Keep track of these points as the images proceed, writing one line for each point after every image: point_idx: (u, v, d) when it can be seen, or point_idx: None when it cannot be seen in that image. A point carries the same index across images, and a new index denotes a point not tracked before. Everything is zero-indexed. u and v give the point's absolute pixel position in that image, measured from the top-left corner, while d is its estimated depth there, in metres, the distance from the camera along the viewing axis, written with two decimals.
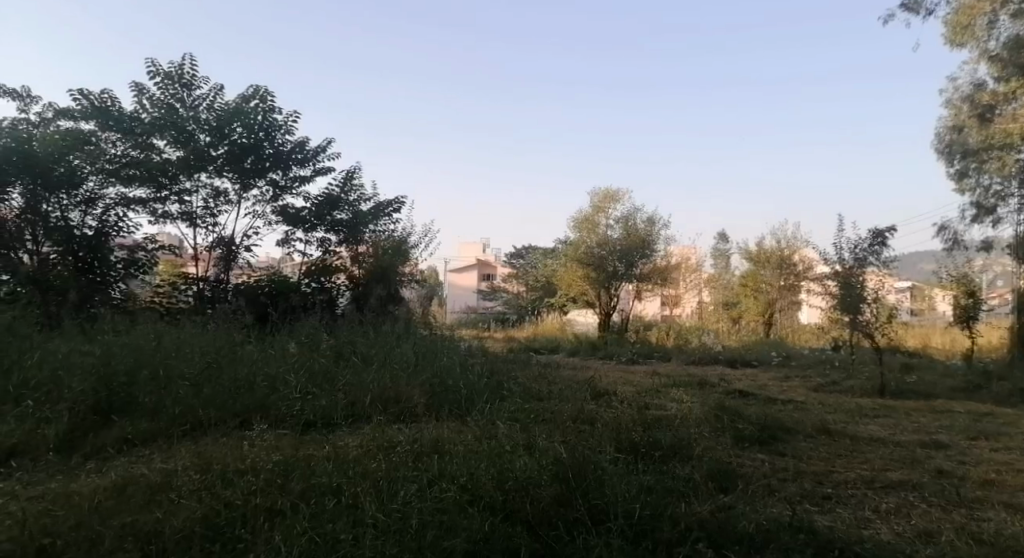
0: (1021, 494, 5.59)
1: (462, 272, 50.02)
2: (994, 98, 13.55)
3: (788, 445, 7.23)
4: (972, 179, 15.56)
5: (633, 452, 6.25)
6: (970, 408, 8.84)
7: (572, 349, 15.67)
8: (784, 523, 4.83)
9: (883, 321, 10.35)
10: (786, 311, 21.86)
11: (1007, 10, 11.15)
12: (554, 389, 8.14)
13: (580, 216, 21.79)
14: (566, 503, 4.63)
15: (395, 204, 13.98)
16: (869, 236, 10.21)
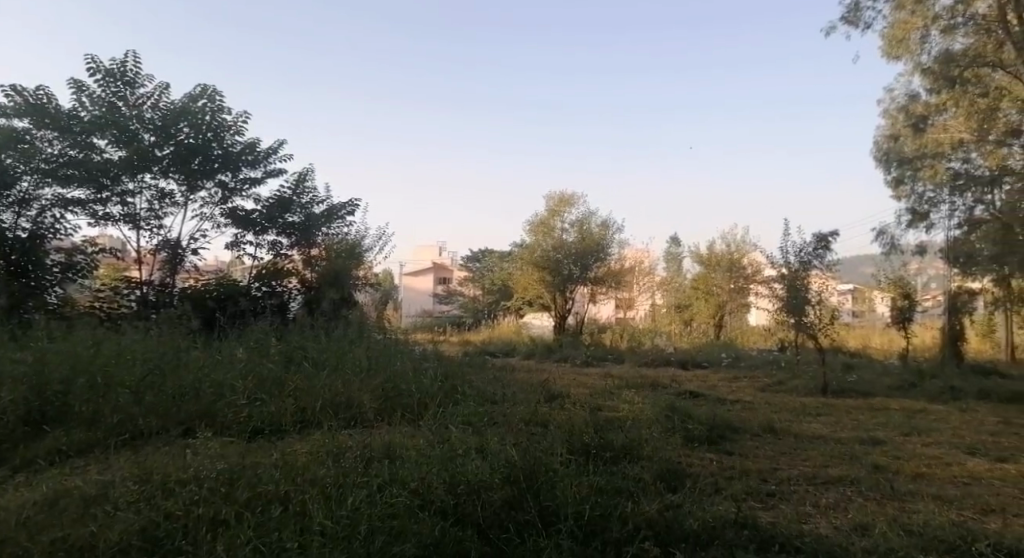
0: (949, 486, 5.88)
1: (417, 275, 49.72)
2: (926, 109, 14.77)
3: (734, 444, 7.42)
4: (907, 187, 16.01)
5: (585, 454, 6.32)
6: (906, 405, 9.25)
7: (528, 352, 15.78)
8: (729, 520, 4.97)
9: (826, 322, 10.77)
10: (735, 313, 22.30)
11: (938, 26, 12.45)
12: (508, 392, 8.19)
13: (535, 219, 21.94)
14: (517, 506, 4.65)
15: (349, 206, 13.83)
16: (813, 240, 10.56)
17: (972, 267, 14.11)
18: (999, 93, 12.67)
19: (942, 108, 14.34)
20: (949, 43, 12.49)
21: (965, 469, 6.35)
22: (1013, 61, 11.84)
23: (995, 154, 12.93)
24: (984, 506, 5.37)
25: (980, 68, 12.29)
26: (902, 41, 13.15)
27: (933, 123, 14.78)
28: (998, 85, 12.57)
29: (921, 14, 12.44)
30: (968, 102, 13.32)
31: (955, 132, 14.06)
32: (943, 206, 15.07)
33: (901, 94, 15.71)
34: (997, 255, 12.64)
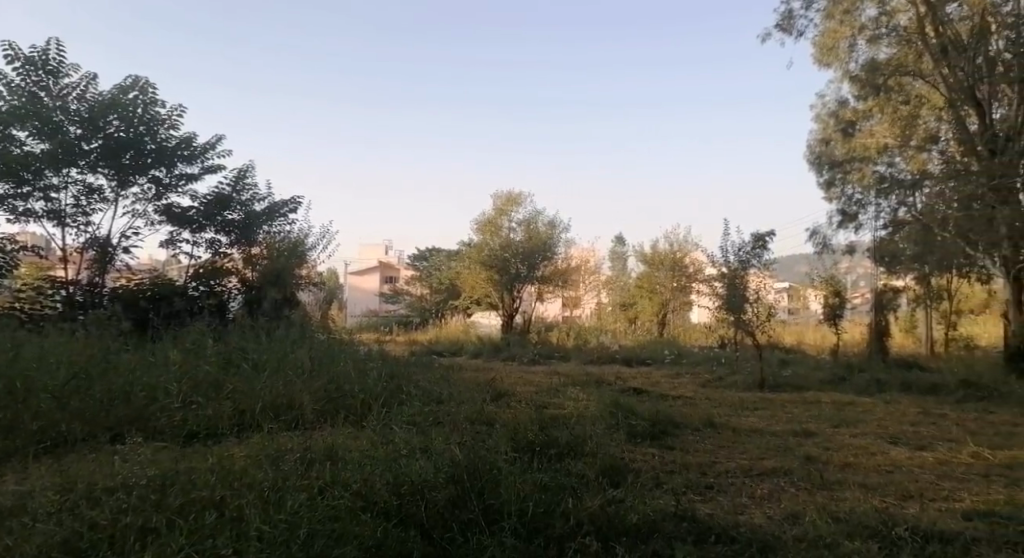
0: (874, 474, 6.19)
1: (364, 274, 48.98)
2: (854, 115, 15.98)
3: (676, 439, 7.60)
4: (838, 190, 16.62)
5: (529, 451, 6.37)
6: (836, 398, 9.68)
7: (475, 351, 15.80)
8: (669, 513, 5.10)
9: (763, 319, 11.14)
10: (678, 311, 22.75)
11: (864, 35, 14.55)
12: (455, 391, 8.18)
13: (483, 218, 21.98)
14: (461, 504, 4.64)
15: (292, 204, 13.53)
16: (751, 240, 10.92)
17: (896, 266, 14.76)
18: (919, 101, 14.59)
19: (869, 114, 15.62)
20: (874, 52, 14.61)
21: (888, 457, 6.69)
22: (931, 70, 13.97)
23: (917, 159, 13.80)
24: (904, 492, 5.67)
25: (901, 76, 14.20)
26: (831, 49, 15.15)
27: (861, 128, 15.98)
28: (918, 93, 14.55)
29: (849, 24, 14.55)
30: (891, 110, 14.94)
31: (879, 137, 15.34)
32: (870, 208, 15.43)
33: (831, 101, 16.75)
34: (917, 254, 13.46)
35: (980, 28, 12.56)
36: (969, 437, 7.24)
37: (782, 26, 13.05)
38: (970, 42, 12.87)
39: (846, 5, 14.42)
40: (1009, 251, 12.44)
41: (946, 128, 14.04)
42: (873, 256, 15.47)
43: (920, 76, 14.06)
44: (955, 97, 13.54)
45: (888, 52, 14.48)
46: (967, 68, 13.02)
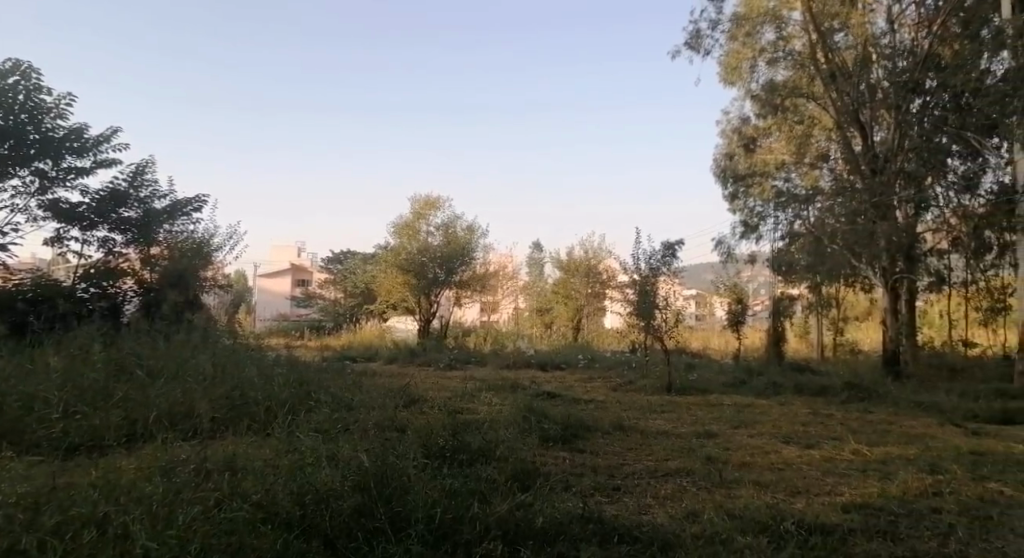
0: (767, 472, 6.55)
1: (275, 277, 47.16)
2: (755, 132, 16.92)
3: (586, 442, 7.77)
4: (741, 202, 17.10)
5: (440, 457, 6.33)
6: (737, 400, 10.21)
7: (391, 356, 15.59)
8: (576, 515, 5.20)
9: (671, 325, 11.57)
10: (593, 316, 23.20)
11: (764, 58, 15.44)
12: (367, 398, 8.04)
13: (400, 221, 21.66)
14: (368, 513, 4.52)
15: (195, 202, 12.93)
16: (662, 248, 11.32)
17: (792, 275, 15.27)
18: (811, 122, 15.71)
19: (769, 131, 16.65)
20: (773, 73, 15.47)
21: (780, 456, 7.10)
22: (821, 94, 15.12)
23: (812, 175, 15.54)
24: (793, 488, 6.03)
25: (796, 98, 15.38)
26: (735, 69, 15.86)
27: (761, 145, 16.99)
28: (811, 115, 15.65)
29: (750, 46, 15.42)
30: (787, 128, 16.04)
31: (777, 153, 16.44)
32: (769, 220, 15.73)
33: (736, 117, 17.57)
34: (809, 265, 14.05)
35: (862, 57, 14.06)
36: (851, 435, 7.80)
37: (691, 44, 13.67)
38: (854, 69, 14.24)
39: (748, 28, 15.29)
40: (888, 261, 13.53)
41: (834, 148, 15.40)
42: (773, 265, 15.83)
43: (811, 97, 15.21)
44: (842, 121, 14.68)
45: (785, 74, 15.38)
46: (852, 93, 14.36)
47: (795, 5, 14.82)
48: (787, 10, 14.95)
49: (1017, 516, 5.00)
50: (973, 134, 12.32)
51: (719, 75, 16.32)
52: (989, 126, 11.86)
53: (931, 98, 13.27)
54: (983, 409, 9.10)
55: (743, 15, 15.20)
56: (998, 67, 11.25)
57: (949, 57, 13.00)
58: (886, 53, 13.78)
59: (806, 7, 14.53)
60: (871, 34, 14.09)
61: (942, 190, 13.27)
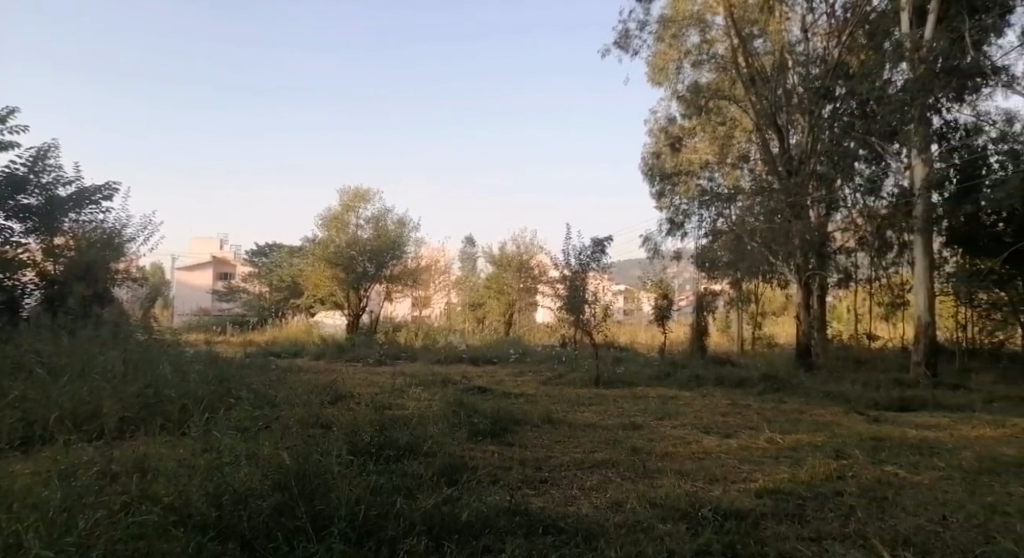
0: (688, 461, 6.78)
1: (195, 270, 45.11)
2: (681, 132, 17.31)
3: (515, 436, 7.82)
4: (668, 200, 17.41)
5: (366, 453, 6.21)
6: (662, 392, 10.53)
7: (317, 351, 15.24)
8: (502, 509, 5.24)
9: (599, 320, 11.81)
10: (524, 311, 23.43)
11: (689, 60, 15.93)
12: (292, 394, 7.83)
13: (329, 213, 21.16)
14: (289, 512, 4.38)
15: (105, 190, 12.20)
16: (592, 244, 11.50)
17: (714, 272, 15.85)
18: (732, 123, 16.45)
19: (694, 132, 17.13)
20: (697, 75, 16.01)
21: (701, 446, 7.36)
22: (742, 96, 15.76)
23: (733, 174, 16.56)
24: (712, 476, 6.26)
25: (719, 99, 16.02)
26: (662, 70, 16.30)
27: (685, 144, 17.41)
28: (733, 117, 16.45)
29: (677, 48, 15.87)
30: (710, 129, 16.78)
31: (702, 153, 16.97)
32: (693, 218, 16.17)
33: (662, 117, 17.79)
34: (731, 262, 14.73)
35: (780, 63, 14.90)
36: (766, 424, 8.18)
37: (620, 43, 13.93)
38: (772, 75, 15.09)
39: (675, 30, 15.74)
40: (802, 259, 14.24)
41: (754, 150, 16.38)
42: (697, 262, 16.42)
43: (733, 100, 15.89)
44: (761, 123, 15.40)
45: (708, 77, 15.97)
46: (770, 97, 15.11)
47: (718, 10, 15.30)
48: (711, 14, 15.44)
49: (910, 496, 5.38)
50: (876, 140, 12.98)
51: (647, 76, 16.73)
52: (890, 133, 12.60)
53: (839, 104, 13.68)
54: (883, 398, 9.73)
55: (670, 17, 15.65)
56: (899, 78, 11.97)
57: (856, 66, 13.70)
58: (800, 60, 14.61)
59: (728, 12, 15.04)
60: (787, 41, 14.82)
61: (849, 192, 13.84)
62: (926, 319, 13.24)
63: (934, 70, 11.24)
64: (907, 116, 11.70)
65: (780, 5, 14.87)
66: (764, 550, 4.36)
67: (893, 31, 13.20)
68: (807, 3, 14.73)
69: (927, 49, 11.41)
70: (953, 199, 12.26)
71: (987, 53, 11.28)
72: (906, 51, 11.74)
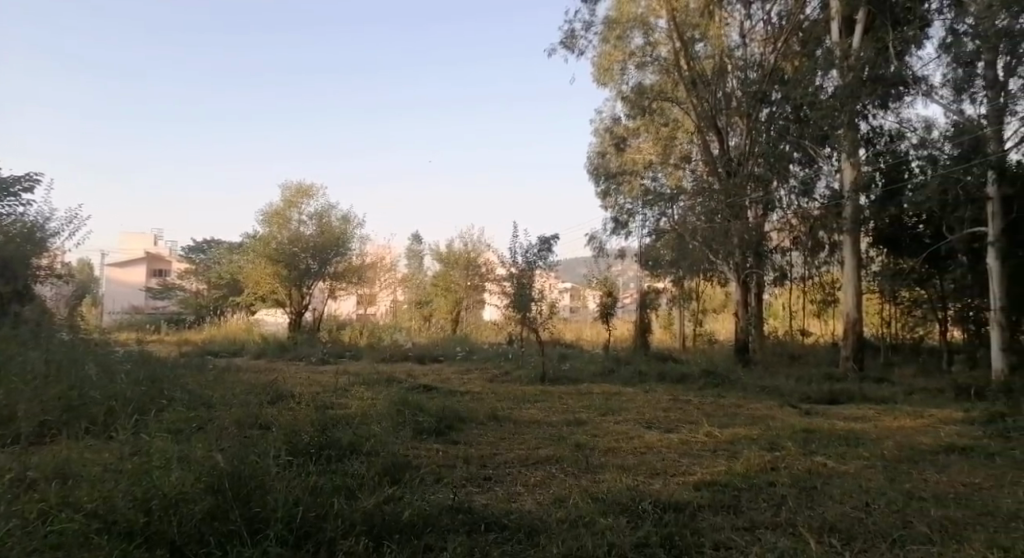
0: (630, 456, 6.90)
1: (127, 268, 43.20)
2: (625, 132, 17.49)
3: (460, 434, 7.79)
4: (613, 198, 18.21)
5: (307, 453, 6.07)
6: (607, 389, 10.67)
7: (257, 351, 14.84)
8: (446, 508, 5.21)
9: (546, 316, 11.89)
10: (472, 309, 23.45)
11: (633, 61, 16.14)
12: (230, 395, 7.59)
13: (270, 209, 20.60)
14: (222, 515, 4.21)
15: (26, 181, 11.58)
16: (539, 242, 11.51)
17: (658, 270, 16.48)
18: (675, 124, 16.71)
19: (638, 132, 17.35)
20: (641, 76, 16.26)
21: (643, 441, 7.49)
22: (683, 98, 16.09)
23: (675, 174, 16.91)
24: (653, 470, 6.39)
25: (662, 101, 16.37)
26: (607, 70, 16.45)
27: (630, 144, 17.64)
28: (675, 118, 16.73)
29: (621, 49, 16.07)
30: (654, 130, 17.04)
31: (646, 153, 17.31)
32: (637, 216, 16.57)
33: (607, 117, 18.12)
34: (674, 260, 15.50)
35: (720, 66, 15.30)
36: (706, 419, 8.40)
37: (565, 42, 14.04)
38: (713, 78, 15.43)
39: (619, 31, 15.92)
40: (741, 257, 14.67)
41: (696, 151, 16.73)
42: (641, 261, 16.92)
43: (676, 102, 16.21)
44: (702, 125, 15.82)
45: (652, 78, 16.25)
46: (711, 99, 15.52)
47: (660, 13, 15.55)
48: (654, 17, 15.70)
49: (836, 485, 5.61)
50: (809, 143, 13.46)
51: (592, 76, 16.87)
52: (822, 137, 13.13)
53: (776, 108, 14.32)
54: (814, 391, 10.12)
55: (614, 19, 15.84)
56: (829, 84, 12.53)
57: (791, 71, 14.47)
58: (739, 64, 15.25)
59: (670, 16, 15.30)
60: (727, 45, 15.29)
61: (785, 194, 14.37)
62: (854, 315, 13.87)
63: (861, 78, 11.83)
64: (837, 121, 12.22)
65: (720, 10, 15.24)
66: (701, 540, 4.47)
67: (824, 38, 14.14)
68: (745, 9, 15.13)
69: (855, 58, 11.98)
70: (878, 201, 12.89)
71: (909, 63, 11.78)
72: (836, 59, 12.32)
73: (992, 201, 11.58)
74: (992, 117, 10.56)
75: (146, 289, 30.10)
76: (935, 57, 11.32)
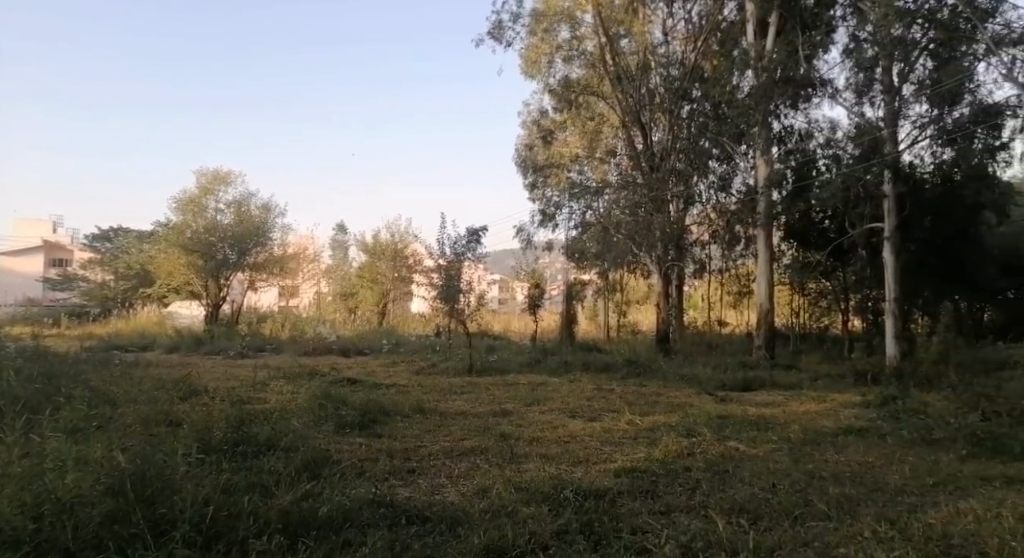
0: (553, 445, 6.99)
1: (20, 257, 40.05)
2: (552, 125, 17.71)
3: (384, 427, 7.67)
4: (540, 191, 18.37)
5: (220, 451, 5.83)
6: (533, 379, 10.76)
7: (171, 345, 14.16)
8: (368, 501, 5.14)
9: (473, 308, 11.88)
10: (398, 301, 23.20)
11: (561, 55, 16.34)
12: (137, 391, 7.19)
13: (183, 195, 19.64)
14: (123, 519, 3.95)
15: None
16: (467, 234, 11.46)
17: (584, 262, 16.81)
18: (601, 119, 16.95)
19: (564, 126, 17.52)
20: (568, 70, 16.47)
21: (567, 430, 7.61)
22: (609, 93, 16.43)
23: (601, 167, 17.21)
24: (574, 458, 6.49)
25: (588, 96, 16.66)
26: (535, 63, 16.55)
27: (557, 137, 17.83)
28: (601, 112, 16.96)
29: (549, 42, 16.18)
30: (581, 124, 17.18)
31: (572, 147, 17.46)
32: (563, 210, 16.64)
33: (534, 109, 18.25)
34: (599, 252, 15.53)
35: (643, 63, 15.68)
36: (627, 407, 8.62)
37: (493, 32, 14.00)
38: (636, 74, 15.81)
39: (546, 25, 16.04)
40: (663, 250, 15.09)
41: (620, 145, 17.03)
42: (567, 253, 17.24)
43: (601, 97, 16.53)
44: (627, 120, 16.19)
45: (578, 72, 16.49)
46: (634, 95, 15.89)
47: (586, 8, 15.77)
48: (580, 12, 15.87)
49: (747, 467, 5.88)
50: (726, 140, 14.01)
51: (520, 67, 16.90)
52: (739, 135, 13.70)
53: (694, 105, 15.03)
54: (729, 379, 10.57)
55: (541, 12, 15.95)
56: (745, 84, 13.10)
57: (710, 70, 14.88)
58: (662, 61, 15.57)
59: (596, 11, 15.53)
60: (650, 42, 15.67)
61: (704, 188, 15.02)
62: (766, 306, 14.53)
63: (774, 79, 12.37)
64: (752, 119, 12.77)
65: (643, 7, 15.61)
66: (618, 526, 4.58)
67: (740, 40, 14.52)
68: (667, 8, 15.62)
69: (769, 60, 12.53)
70: (789, 196, 13.41)
71: (816, 66, 12.40)
72: (751, 59, 12.89)
73: (887, 199, 12.39)
74: (888, 120, 11.33)
75: (42, 280, 28.02)
76: (840, 62, 11.97)
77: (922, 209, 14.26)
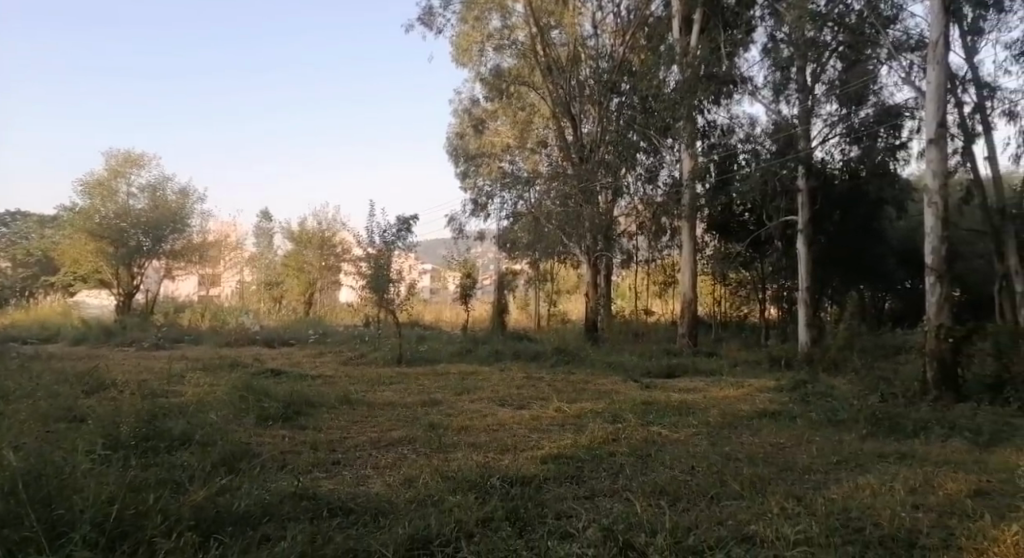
0: (481, 434, 6.98)
1: None
2: (484, 115, 17.83)
3: (309, 419, 7.45)
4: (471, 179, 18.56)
5: (127, 447, 5.51)
6: (463, 368, 10.77)
7: (77, 336, 13.34)
8: (288, 495, 4.99)
9: (403, 298, 11.74)
10: (326, 290, 22.73)
11: (492, 44, 16.44)
12: (35, 385, 6.71)
13: (91, 178, 18.42)
14: (13, 522, 3.65)
15: None
16: (397, 222, 11.27)
17: (514, 252, 16.89)
18: (532, 109, 17.00)
19: (496, 115, 17.64)
20: (500, 59, 16.54)
21: (496, 418, 7.62)
22: (540, 84, 16.53)
23: (533, 158, 17.34)
24: (502, 447, 6.51)
25: (518, 85, 16.68)
26: (466, 51, 16.66)
27: (488, 127, 17.94)
28: (532, 103, 17.01)
29: (479, 31, 16.25)
30: (512, 114, 17.30)
31: (504, 136, 17.63)
32: (495, 200, 16.65)
33: (466, 97, 18.21)
34: (530, 243, 15.78)
35: (574, 55, 15.87)
36: (556, 395, 8.73)
37: (423, 18, 13.84)
38: (568, 66, 15.94)
39: (477, 13, 16.14)
40: (591, 241, 15.27)
41: (551, 136, 17.07)
42: (498, 243, 17.27)
43: (533, 87, 16.59)
44: (558, 111, 16.29)
45: (511, 62, 16.51)
46: (565, 87, 16.02)
47: None
48: (512, 1, 15.93)
49: (668, 451, 6.06)
50: (653, 133, 14.19)
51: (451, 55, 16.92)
52: (664, 129, 13.90)
53: (623, 98, 15.12)
54: (654, 366, 10.87)
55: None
56: (671, 79, 13.27)
57: (638, 64, 15.15)
58: (592, 54, 15.89)
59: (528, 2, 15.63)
60: (580, 34, 15.89)
61: (632, 181, 15.20)
62: (690, 296, 14.98)
63: (698, 76, 12.68)
64: (677, 114, 12.98)
65: None
66: (543, 511, 4.62)
67: (666, 35, 14.84)
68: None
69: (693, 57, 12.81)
70: (712, 190, 13.74)
71: (737, 65, 12.83)
72: (677, 55, 13.15)
73: (802, 193, 12.68)
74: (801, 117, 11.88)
75: None
76: (759, 61, 12.42)
77: (833, 203, 15.04)
